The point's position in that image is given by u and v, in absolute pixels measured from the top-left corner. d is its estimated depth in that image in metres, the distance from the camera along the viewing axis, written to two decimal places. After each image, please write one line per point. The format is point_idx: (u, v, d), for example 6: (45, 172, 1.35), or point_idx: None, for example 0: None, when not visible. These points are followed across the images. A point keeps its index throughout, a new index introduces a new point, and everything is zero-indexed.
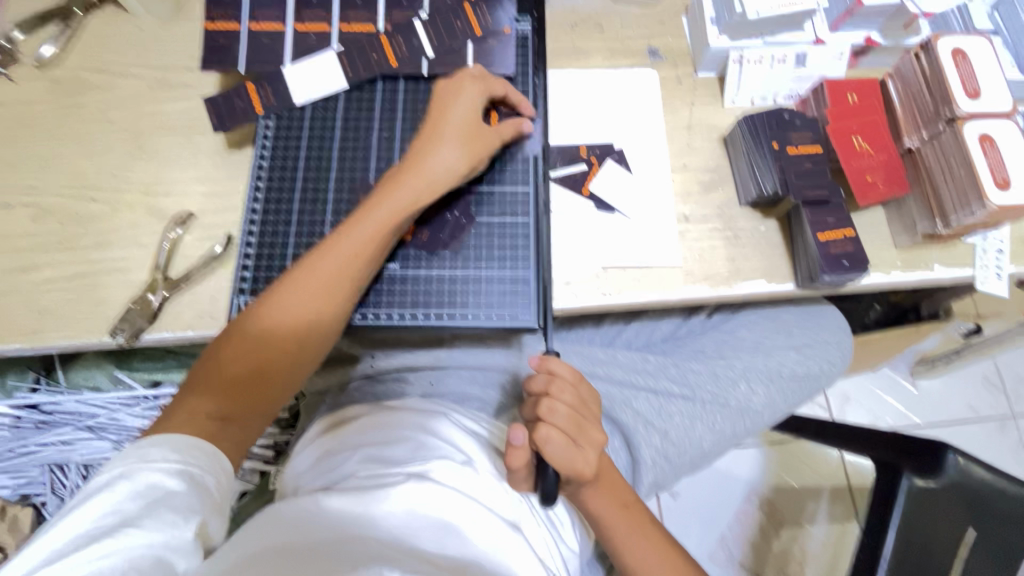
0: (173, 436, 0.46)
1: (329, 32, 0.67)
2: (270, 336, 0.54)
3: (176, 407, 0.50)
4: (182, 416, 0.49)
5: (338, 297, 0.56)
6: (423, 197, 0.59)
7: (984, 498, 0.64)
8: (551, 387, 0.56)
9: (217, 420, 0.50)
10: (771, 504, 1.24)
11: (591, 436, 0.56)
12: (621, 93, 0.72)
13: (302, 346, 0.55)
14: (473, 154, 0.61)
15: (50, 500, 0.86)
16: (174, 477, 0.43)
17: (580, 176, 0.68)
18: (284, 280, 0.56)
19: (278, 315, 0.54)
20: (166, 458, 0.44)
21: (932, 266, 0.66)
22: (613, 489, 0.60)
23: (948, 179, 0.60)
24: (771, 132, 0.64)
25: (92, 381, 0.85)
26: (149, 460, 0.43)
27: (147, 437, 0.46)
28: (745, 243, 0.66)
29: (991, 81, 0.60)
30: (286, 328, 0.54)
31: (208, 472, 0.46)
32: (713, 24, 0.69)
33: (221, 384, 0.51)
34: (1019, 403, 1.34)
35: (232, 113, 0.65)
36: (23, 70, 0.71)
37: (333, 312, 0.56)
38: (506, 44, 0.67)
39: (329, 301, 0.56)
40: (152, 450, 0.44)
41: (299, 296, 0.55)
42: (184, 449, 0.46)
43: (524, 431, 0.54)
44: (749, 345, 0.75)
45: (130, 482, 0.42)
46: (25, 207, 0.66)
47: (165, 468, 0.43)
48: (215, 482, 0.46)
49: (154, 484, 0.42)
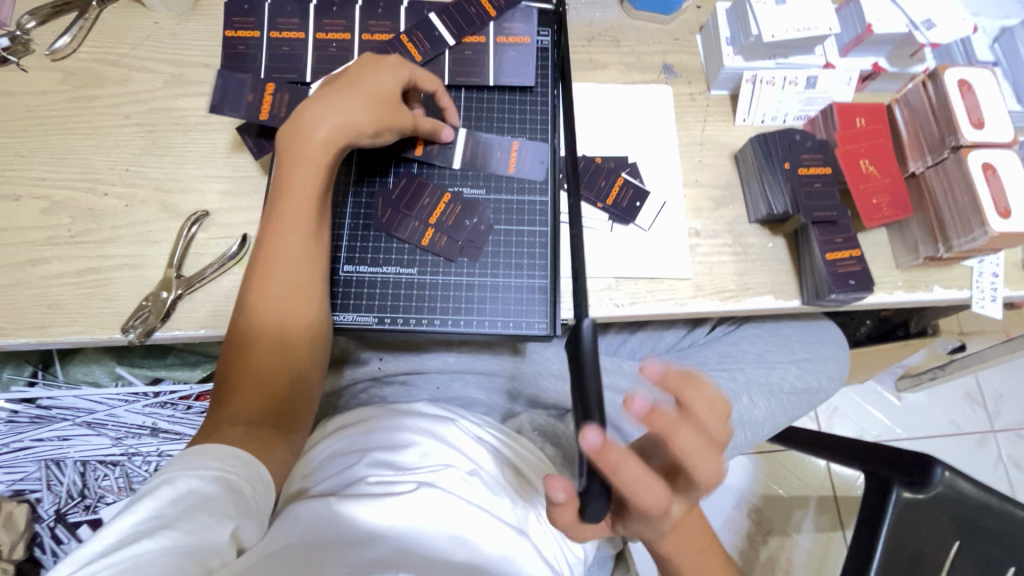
0: (206, 447, 0.47)
1: (350, 40, 0.68)
2: (242, 328, 0.54)
3: (204, 424, 0.52)
4: (207, 429, 0.51)
5: (290, 273, 0.55)
6: (330, 157, 0.58)
7: (970, 512, 0.66)
8: (686, 389, 0.46)
9: (241, 426, 0.51)
10: (759, 512, 1.27)
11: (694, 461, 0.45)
12: (636, 107, 0.73)
13: (272, 326, 0.54)
14: (375, 109, 0.58)
15: (46, 496, 0.88)
16: (211, 483, 0.44)
17: (605, 185, 0.68)
18: (249, 276, 0.56)
19: (246, 308, 0.55)
20: (206, 466, 0.45)
21: (931, 288, 0.68)
22: (690, 533, 0.56)
23: (951, 205, 0.63)
24: (783, 153, 0.66)
25: (91, 377, 0.83)
26: (189, 469, 0.44)
27: (184, 450, 0.47)
28: (753, 258, 0.68)
29: (995, 111, 0.63)
30: (255, 316, 0.54)
31: (246, 481, 0.47)
32: (728, 46, 0.71)
33: (245, 392, 0.53)
34: (999, 418, 1.38)
35: (268, 139, 0.67)
36: (35, 60, 0.71)
37: (304, 302, 0.56)
38: (526, 55, 0.69)
39: (275, 279, 0.55)
40: (193, 460, 0.46)
41: (273, 296, 0.55)
42: (222, 458, 0.47)
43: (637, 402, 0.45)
44: (752, 358, 0.77)
45: (171, 487, 0.42)
46: (35, 200, 0.65)
47: (203, 475, 0.44)
48: (252, 492, 0.46)
49: (193, 489, 0.43)
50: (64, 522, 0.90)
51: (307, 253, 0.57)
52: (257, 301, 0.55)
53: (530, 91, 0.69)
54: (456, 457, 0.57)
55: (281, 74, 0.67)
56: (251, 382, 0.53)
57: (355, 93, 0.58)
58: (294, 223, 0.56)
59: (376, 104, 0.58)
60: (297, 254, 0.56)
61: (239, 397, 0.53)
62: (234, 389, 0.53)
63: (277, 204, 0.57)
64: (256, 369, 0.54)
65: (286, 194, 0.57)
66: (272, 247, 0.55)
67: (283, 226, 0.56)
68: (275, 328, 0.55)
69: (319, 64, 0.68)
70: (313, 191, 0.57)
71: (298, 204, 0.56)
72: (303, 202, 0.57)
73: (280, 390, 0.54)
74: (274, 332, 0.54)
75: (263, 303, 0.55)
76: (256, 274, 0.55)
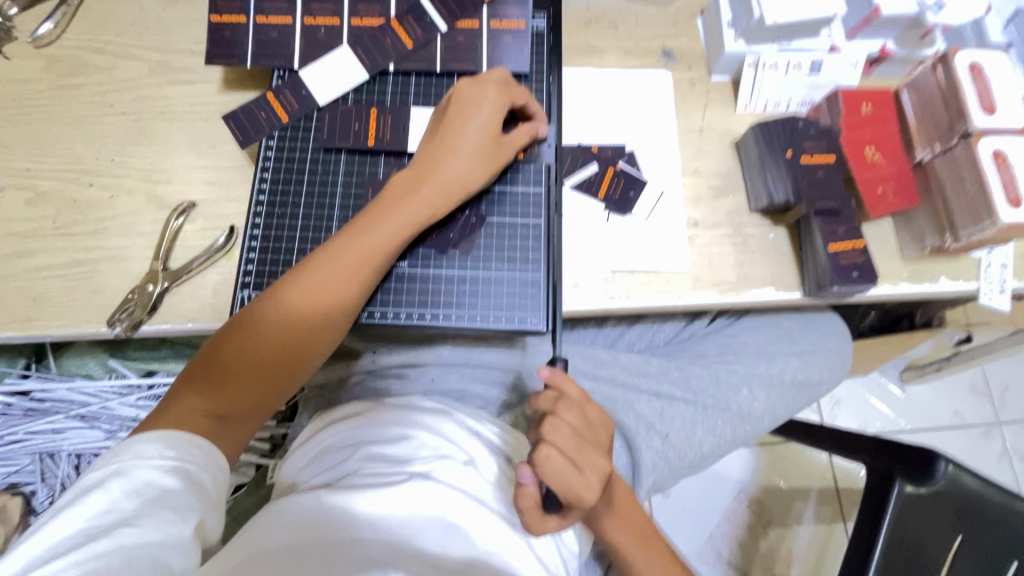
0: (173, 434, 0.46)
1: (339, 26, 0.66)
2: (276, 330, 0.52)
3: (169, 404, 0.50)
4: (180, 413, 0.49)
5: (349, 305, 0.54)
6: (436, 194, 0.57)
7: (972, 506, 0.64)
8: (558, 407, 0.48)
9: (214, 418, 0.50)
10: (759, 504, 1.26)
11: (600, 460, 0.48)
12: (634, 93, 0.71)
13: (308, 344, 0.53)
14: (491, 164, 0.59)
15: (40, 489, 0.84)
16: (170, 475, 0.43)
17: (595, 180, 0.67)
18: (293, 273, 0.54)
19: (284, 309, 0.52)
20: (162, 455, 0.44)
21: (937, 279, 0.66)
22: (634, 528, 0.58)
23: (959, 194, 0.61)
24: (785, 140, 0.64)
25: (85, 369, 0.85)
26: (144, 458, 0.43)
27: (138, 434, 0.46)
28: (753, 249, 0.66)
29: (1009, 96, 0.60)
30: (293, 325, 0.52)
31: (206, 470, 0.46)
32: (730, 29, 0.68)
33: (235, 390, 0.51)
34: (1004, 410, 1.36)
35: (255, 124, 0.64)
36: (18, 48, 0.69)
37: (333, 323, 0.54)
38: (521, 40, 0.66)
39: (335, 308, 0.54)
40: (147, 447, 0.44)
41: (301, 303, 0.52)
42: (180, 446, 0.45)
43: (543, 429, 0.47)
44: (752, 351, 0.75)
45: (125, 480, 0.41)
46: (20, 191, 0.64)
47: (160, 466, 0.43)
48: (212, 480, 0.46)
49: (149, 482, 0.42)
50: None
51: (357, 275, 0.54)
52: (300, 311, 0.52)
53: (524, 78, 0.67)
54: (446, 446, 0.56)
55: (269, 61, 0.65)
56: (257, 387, 0.52)
57: (480, 147, 0.58)
58: (371, 259, 0.55)
59: (485, 163, 0.58)
60: (352, 283, 0.54)
61: (239, 393, 0.51)
62: (245, 388, 0.51)
63: (362, 232, 0.55)
64: (277, 380, 0.53)
65: (374, 225, 0.55)
66: (339, 268, 0.54)
67: (354, 246, 0.54)
68: (313, 348, 0.54)
69: (307, 51, 0.66)
70: (404, 224, 0.56)
71: (383, 243, 0.55)
72: (386, 233, 0.55)
73: (272, 395, 0.53)
74: (295, 341, 0.53)
75: (309, 318, 0.53)
76: (300, 278, 0.53)
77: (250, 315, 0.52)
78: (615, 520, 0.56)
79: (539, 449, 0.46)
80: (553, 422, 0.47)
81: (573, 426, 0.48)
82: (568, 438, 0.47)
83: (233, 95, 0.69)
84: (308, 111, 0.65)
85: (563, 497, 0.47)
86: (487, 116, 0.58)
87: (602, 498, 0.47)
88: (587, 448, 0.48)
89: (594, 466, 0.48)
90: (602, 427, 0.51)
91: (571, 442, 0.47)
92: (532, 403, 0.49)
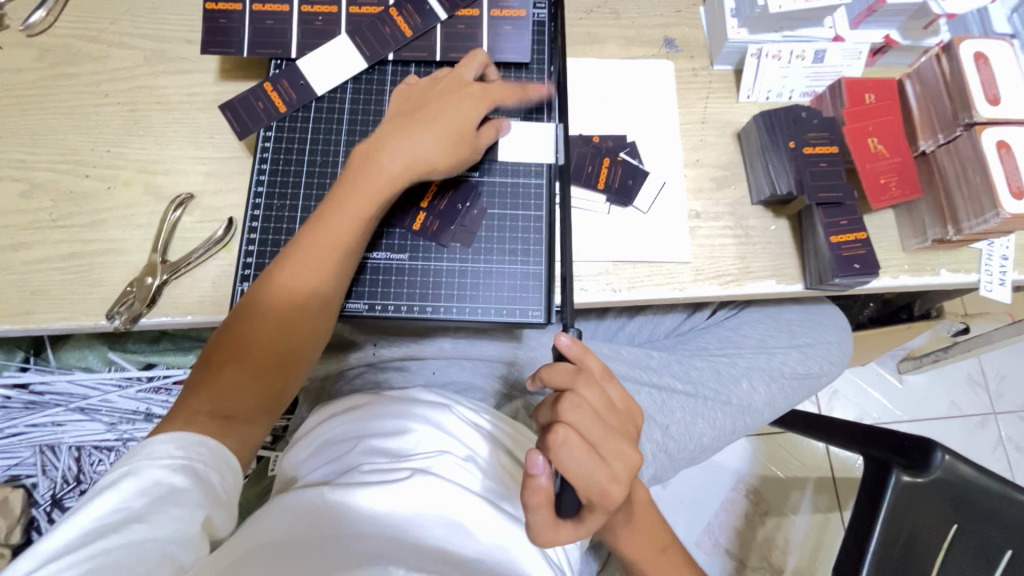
0: (182, 435, 0.46)
1: (337, 14, 0.65)
2: (253, 323, 0.52)
3: (174, 410, 0.49)
4: (182, 416, 0.48)
5: (324, 286, 0.54)
6: (400, 172, 0.56)
7: (969, 496, 0.64)
8: (576, 382, 0.49)
9: (219, 418, 0.49)
10: (757, 493, 1.27)
11: (623, 449, 0.47)
12: (636, 83, 0.70)
13: (288, 335, 0.52)
14: (459, 137, 0.58)
15: (42, 481, 0.86)
16: (178, 473, 0.43)
17: (593, 171, 0.66)
18: (271, 268, 0.54)
19: (262, 302, 0.53)
20: (170, 455, 0.44)
21: (938, 272, 0.66)
22: (644, 530, 0.57)
23: (962, 186, 0.60)
24: (788, 131, 0.63)
25: (84, 362, 0.84)
26: (154, 457, 0.43)
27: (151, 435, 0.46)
28: (755, 241, 0.66)
29: (1013, 86, 0.60)
30: (268, 316, 0.52)
31: (213, 470, 0.45)
32: (733, 18, 0.68)
33: (224, 390, 0.50)
34: (1000, 400, 1.37)
35: (252, 115, 0.63)
36: (10, 36, 0.68)
37: (311, 311, 0.53)
38: (522, 29, 0.65)
39: (305, 290, 0.53)
40: (157, 447, 0.44)
41: (274, 291, 0.52)
42: (189, 446, 0.45)
43: (560, 411, 0.47)
44: (752, 343, 0.75)
45: (136, 480, 0.41)
46: (15, 182, 0.64)
47: (168, 465, 0.43)
48: (221, 480, 0.46)
49: (159, 481, 0.42)
50: (60, 507, 0.85)
51: (326, 258, 0.54)
52: (271, 297, 0.52)
53: (525, 68, 0.66)
54: (448, 440, 0.56)
55: (266, 51, 0.64)
56: (245, 388, 0.50)
57: (439, 119, 0.57)
58: (334, 239, 0.54)
59: (451, 133, 0.57)
60: (324, 266, 0.54)
61: (239, 394, 0.50)
62: (236, 390, 0.50)
63: (327, 215, 0.55)
64: (269, 379, 0.52)
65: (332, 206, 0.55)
66: (306, 252, 0.53)
67: (322, 231, 0.54)
68: (301, 334, 0.53)
69: (305, 39, 0.65)
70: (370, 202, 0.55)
71: (341, 219, 0.54)
72: (354, 213, 0.55)
73: (271, 396, 0.52)
74: (273, 334, 0.52)
75: (282, 301, 0.53)
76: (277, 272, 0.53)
77: (235, 317, 0.53)
78: (625, 521, 0.56)
79: (554, 432, 0.46)
80: (574, 407, 0.47)
81: (594, 411, 0.48)
82: (586, 425, 0.47)
83: (229, 85, 0.68)
84: (306, 102, 0.64)
85: (580, 483, 0.46)
86: (456, 106, 0.58)
87: (619, 492, 0.46)
88: (608, 437, 0.47)
89: (614, 456, 0.47)
90: (623, 414, 0.50)
91: (591, 429, 0.47)
92: (545, 374, 0.51)
